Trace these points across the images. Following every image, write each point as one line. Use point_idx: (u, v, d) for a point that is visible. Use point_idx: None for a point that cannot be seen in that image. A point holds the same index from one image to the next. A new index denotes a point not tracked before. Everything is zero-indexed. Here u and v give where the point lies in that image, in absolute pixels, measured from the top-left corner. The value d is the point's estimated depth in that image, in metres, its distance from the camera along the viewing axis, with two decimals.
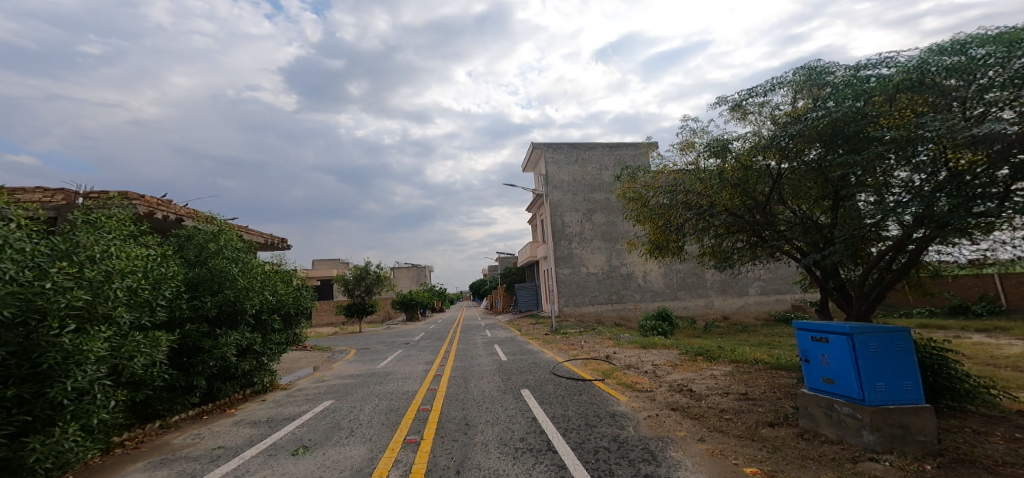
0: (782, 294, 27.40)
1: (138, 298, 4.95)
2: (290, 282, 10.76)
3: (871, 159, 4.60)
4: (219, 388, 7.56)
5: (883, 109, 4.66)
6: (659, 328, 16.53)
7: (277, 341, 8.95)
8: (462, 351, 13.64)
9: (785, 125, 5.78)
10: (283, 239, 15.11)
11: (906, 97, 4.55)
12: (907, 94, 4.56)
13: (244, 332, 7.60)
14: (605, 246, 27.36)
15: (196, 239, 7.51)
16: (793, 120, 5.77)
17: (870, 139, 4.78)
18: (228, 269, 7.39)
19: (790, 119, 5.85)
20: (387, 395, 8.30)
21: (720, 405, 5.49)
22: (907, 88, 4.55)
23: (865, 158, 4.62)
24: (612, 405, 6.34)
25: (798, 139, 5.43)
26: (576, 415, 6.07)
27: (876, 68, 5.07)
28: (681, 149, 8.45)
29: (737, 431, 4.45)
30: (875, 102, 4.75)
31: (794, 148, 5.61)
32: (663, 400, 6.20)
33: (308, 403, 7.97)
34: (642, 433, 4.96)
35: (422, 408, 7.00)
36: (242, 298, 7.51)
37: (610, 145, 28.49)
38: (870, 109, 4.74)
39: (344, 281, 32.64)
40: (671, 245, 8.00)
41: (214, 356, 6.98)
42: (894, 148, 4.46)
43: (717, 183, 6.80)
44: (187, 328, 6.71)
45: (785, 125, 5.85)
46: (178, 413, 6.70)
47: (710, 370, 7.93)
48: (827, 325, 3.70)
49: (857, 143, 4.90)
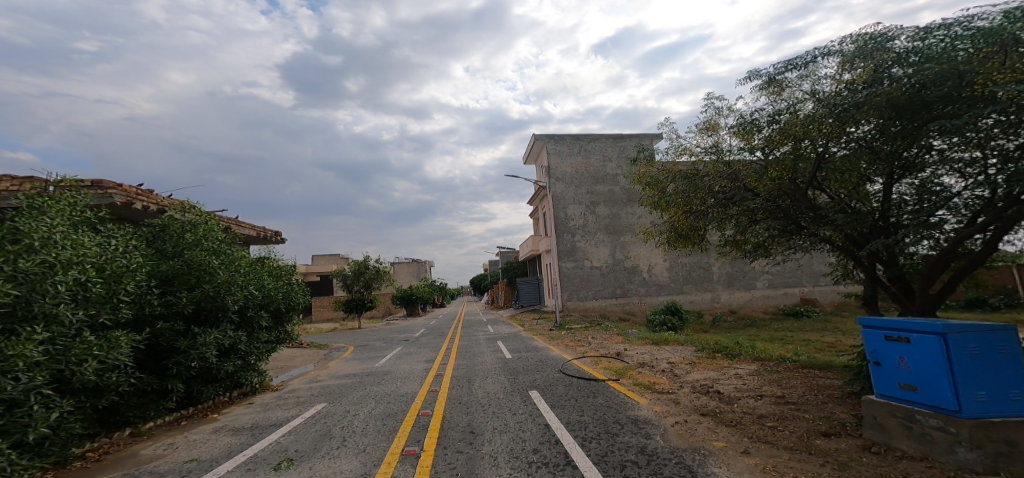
0: (791, 288, 26.85)
1: (90, 294, 4.38)
2: (281, 276, 10.21)
3: (966, 125, 3.92)
4: (200, 391, 7.02)
5: (969, 71, 4.01)
6: (669, 323, 15.99)
7: (265, 340, 8.36)
8: (464, 348, 13.10)
9: (839, 94, 5.12)
10: (274, 232, 14.60)
11: (1006, 55, 3.93)
12: (1007, 52, 3.94)
13: (226, 330, 7.02)
14: (609, 239, 26.72)
15: (173, 230, 6.88)
16: (845, 91, 5.14)
17: (958, 103, 4.12)
18: (208, 261, 6.81)
19: (841, 91, 5.20)
20: (384, 397, 7.71)
21: (758, 411, 4.87)
22: (1008, 45, 3.92)
23: (959, 123, 3.94)
24: (632, 410, 5.73)
25: (856, 110, 4.76)
26: (594, 422, 5.47)
27: (955, 30, 4.46)
28: (702, 133, 7.89)
29: (787, 442, 3.84)
30: (958, 63, 4.09)
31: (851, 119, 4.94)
32: (689, 404, 5.61)
33: (298, 407, 7.38)
34: (672, 443, 4.37)
35: (422, 412, 6.47)
36: (223, 293, 6.92)
37: (614, 136, 27.84)
38: (961, 70, 4.09)
39: (342, 276, 31.93)
40: (694, 233, 7.42)
41: (190, 357, 6.37)
42: (998, 112, 3.79)
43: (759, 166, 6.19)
44: (158, 326, 6.09)
45: (838, 97, 5.20)
46: (151, 420, 6.16)
47: (734, 369, 7.30)
48: (908, 322, 3.11)
49: (939, 110, 4.24)
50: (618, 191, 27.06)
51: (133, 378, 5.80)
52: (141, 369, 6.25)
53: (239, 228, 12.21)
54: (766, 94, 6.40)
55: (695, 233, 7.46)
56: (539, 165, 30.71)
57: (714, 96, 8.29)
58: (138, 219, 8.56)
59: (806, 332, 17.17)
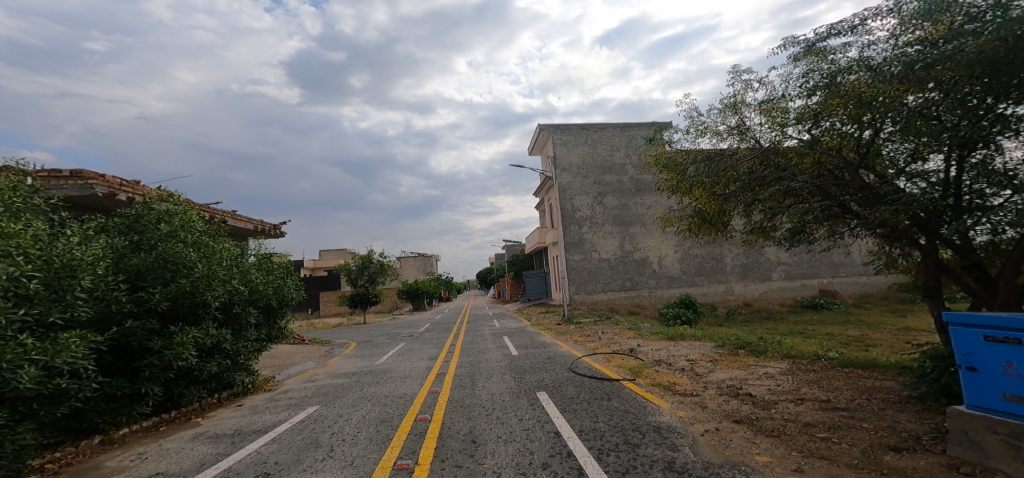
0: (808, 280, 25.98)
1: (28, 290, 3.82)
2: (273, 270, 9.71)
3: None
4: (180, 394, 6.54)
5: None
6: (683, 316, 15.31)
7: (252, 338, 7.84)
8: (469, 344, 12.55)
9: (908, 57, 4.42)
10: (272, 225, 14.38)
11: None
12: None
13: (206, 329, 6.50)
14: (617, 231, 25.97)
15: (147, 220, 6.43)
16: (910, 53, 4.46)
17: None
18: (185, 254, 6.30)
19: (904, 53, 4.53)
20: (381, 399, 7.15)
21: (802, 418, 4.21)
22: None
23: None
24: (653, 415, 5.12)
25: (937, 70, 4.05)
26: (610, 429, 4.87)
27: None
28: (724, 111, 7.28)
29: (850, 459, 3.18)
30: None
31: (926, 82, 4.23)
32: (718, 408, 4.97)
33: (287, 410, 6.85)
34: (705, 457, 3.73)
35: (420, 416, 5.92)
36: (202, 288, 6.38)
37: (621, 125, 27.01)
38: None
39: (347, 271, 31.51)
40: (716, 218, 6.75)
41: (163, 359, 5.84)
42: None
43: (800, 145, 5.55)
44: (128, 325, 5.60)
45: (901, 59, 4.52)
46: (124, 426, 5.68)
47: (762, 368, 6.65)
48: (1016, 319, 2.57)
49: None
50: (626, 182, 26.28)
51: (98, 382, 5.35)
52: (109, 372, 5.78)
53: (233, 221, 11.87)
54: (804, 64, 5.74)
55: (719, 218, 6.79)
56: (544, 156, 30.06)
57: (738, 71, 7.68)
58: (114, 209, 8.17)
59: (826, 326, 16.41)
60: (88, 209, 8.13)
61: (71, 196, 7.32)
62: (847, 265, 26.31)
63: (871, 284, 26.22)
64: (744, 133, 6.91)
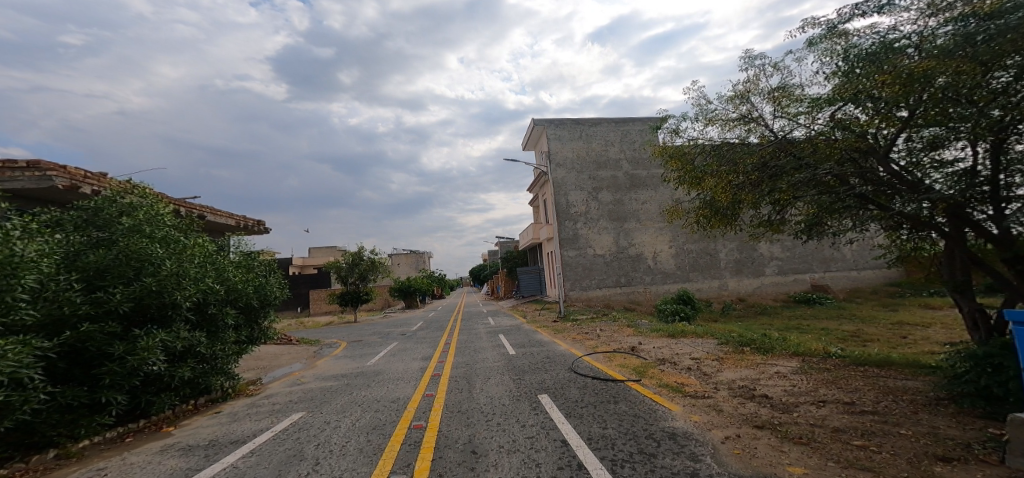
0: (801, 274, 26.00)
1: None
2: (256, 269, 9.31)
3: None
4: (149, 402, 6.11)
5: None
6: (681, 312, 15.07)
7: (228, 340, 7.41)
8: (464, 344, 12.18)
9: (946, 39, 4.17)
10: (257, 221, 13.99)
11: None
12: None
13: (176, 331, 6.21)
14: (612, 226, 25.71)
15: (108, 213, 6.20)
16: (947, 35, 4.22)
17: None
18: (151, 250, 6.07)
19: (940, 36, 4.29)
20: (372, 403, 6.74)
21: (830, 423, 3.90)
22: None
23: None
24: (665, 420, 4.80)
25: (983, 54, 3.77)
26: (621, 437, 4.54)
27: None
28: (732, 102, 7.11)
29: (898, 471, 2.85)
30: None
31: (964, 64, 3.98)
32: (734, 412, 4.66)
33: (270, 417, 6.41)
34: (732, 468, 3.40)
35: (414, 423, 5.54)
36: (170, 288, 6.13)
37: (616, 120, 26.68)
38: None
39: (337, 268, 30.96)
40: (726, 210, 6.42)
41: (126, 365, 5.50)
42: None
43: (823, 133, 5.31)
44: (85, 328, 5.25)
45: (935, 41, 4.28)
46: (82, 439, 5.27)
47: (771, 367, 6.38)
48: None
49: None
50: (620, 177, 26.01)
51: (48, 391, 4.92)
52: (64, 381, 5.36)
53: (211, 216, 11.49)
54: (820, 50, 5.62)
55: (729, 210, 6.46)
56: (538, 151, 29.68)
57: (751, 57, 7.51)
58: (70, 202, 8.01)
59: (822, 321, 16.29)
60: (39, 201, 7.88)
61: (31, 188, 7.20)
62: (840, 260, 26.33)
63: (863, 279, 26.28)
64: (752, 123, 6.68)
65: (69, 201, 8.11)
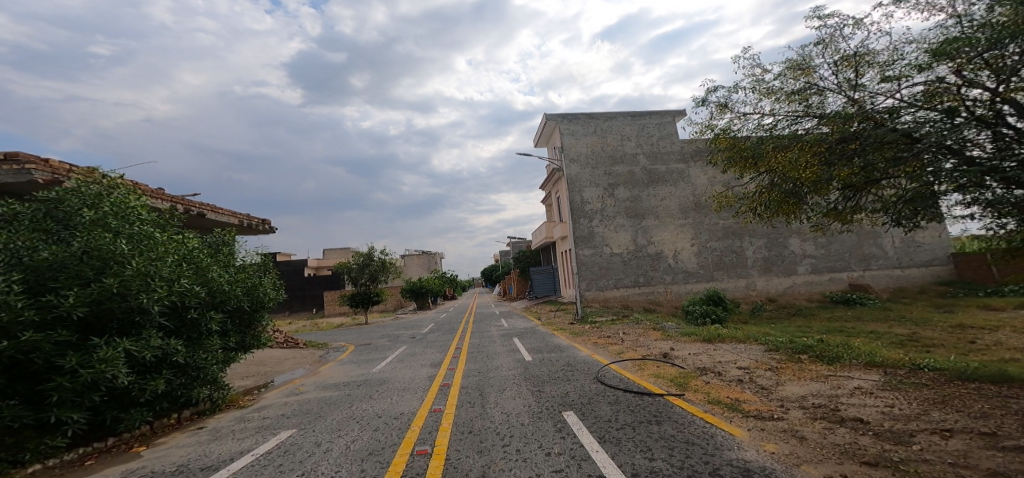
0: (837, 273, 24.57)
1: None
2: (245, 269, 8.48)
3: None
4: (116, 420, 5.29)
5: None
6: (712, 315, 13.96)
7: (213, 348, 6.58)
8: (476, 348, 11.28)
9: None
10: (261, 218, 13.41)
11: None
12: None
13: (148, 340, 5.38)
14: (629, 224, 24.59)
15: (69, 205, 5.40)
16: None
17: None
18: (117, 246, 5.27)
19: None
20: (372, 420, 5.83)
21: (980, 463, 2.91)
22: None
23: None
24: (730, 449, 3.77)
25: None
26: (673, 471, 3.53)
27: None
28: (790, 74, 6.61)
29: None
30: None
31: None
32: (821, 442, 3.62)
33: (254, 436, 5.54)
34: None
35: (417, 448, 4.62)
36: (136, 290, 5.29)
37: (632, 113, 25.52)
38: None
39: (347, 269, 30.25)
40: (795, 190, 5.96)
41: (78, 380, 4.66)
42: None
43: (936, 97, 4.98)
44: (26, 336, 4.43)
45: None
46: (31, 464, 4.50)
47: (847, 380, 5.51)
48: None
49: None
50: (638, 172, 24.86)
51: None
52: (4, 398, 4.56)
53: (212, 214, 10.85)
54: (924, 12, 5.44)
55: (799, 191, 6.00)
56: (551, 147, 28.70)
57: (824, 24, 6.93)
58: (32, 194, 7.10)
59: (865, 323, 15.07)
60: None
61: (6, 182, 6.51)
62: (879, 257, 24.81)
63: (906, 278, 24.65)
64: (815, 96, 6.19)
65: (28, 193, 7.18)
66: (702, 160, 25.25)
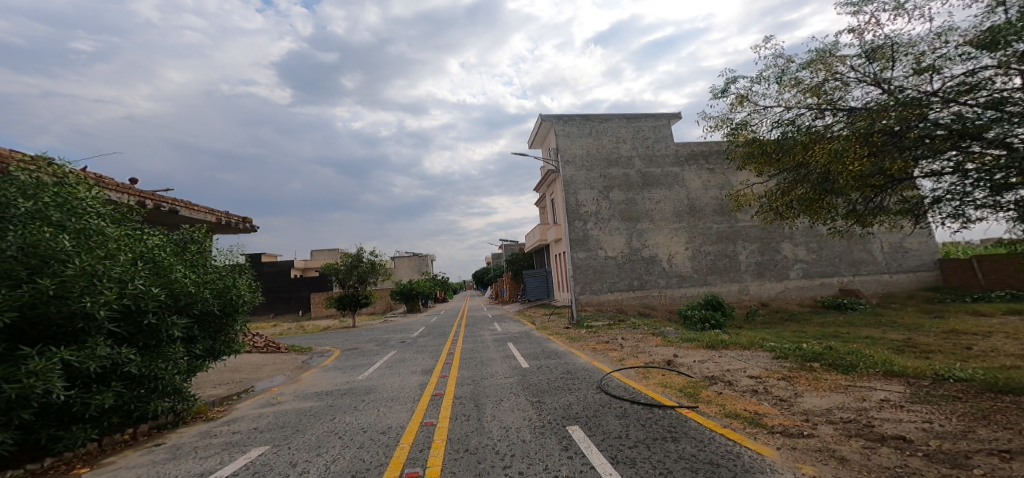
0: (827, 278, 24.52)
1: None
2: (215, 269, 7.94)
3: None
4: (52, 438, 4.77)
5: None
6: (710, 320, 13.62)
7: (175, 356, 6.04)
8: (469, 354, 10.77)
9: None
10: (244, 217, 12.92)
11: None
12: None
13: (94, 349, 4.86)
14: (624, 227, 24.30)
15: (4, 194, 4.85)
16: None
17: None
18: (58, 242, 4.77)
19: None
20: (352, 436, 5.32)
21: None
22: None
23: None
24: (766, 472, 3.34)
25: None
26: None
27: None
28: (812, 66, 6.66)
29: None
30: None
31: None
32: (865, 463, 3.23)
33: (221, 454, 4.99)
34: None
35: (408, 471, 4.09)
36: (78, 292, 4.78)
37: (628, 115, 25.28)
38: None
39: (335, 270, 29.53)
40: (836, 186, 5.55)
41: (1, 397, 4.13)
42: None
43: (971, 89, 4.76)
44: None
45: None
46: None
47: (873, 392, 5.11)
48: None
49: None
50: (632, 175, 24.60)
51: None
52: None
53: (187, 211, 10.35)
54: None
55: (828, 187, 5.75)
56: (546, 149, 28.35)
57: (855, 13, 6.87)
58: None
59: (860, 328, 14.87)
60: None
61: None
62: (870, 262, 24.82)
63: (896, 283, 24.67)
64: (838, 89, 6.21)
65: None
66: (696, 163, 25.08)
